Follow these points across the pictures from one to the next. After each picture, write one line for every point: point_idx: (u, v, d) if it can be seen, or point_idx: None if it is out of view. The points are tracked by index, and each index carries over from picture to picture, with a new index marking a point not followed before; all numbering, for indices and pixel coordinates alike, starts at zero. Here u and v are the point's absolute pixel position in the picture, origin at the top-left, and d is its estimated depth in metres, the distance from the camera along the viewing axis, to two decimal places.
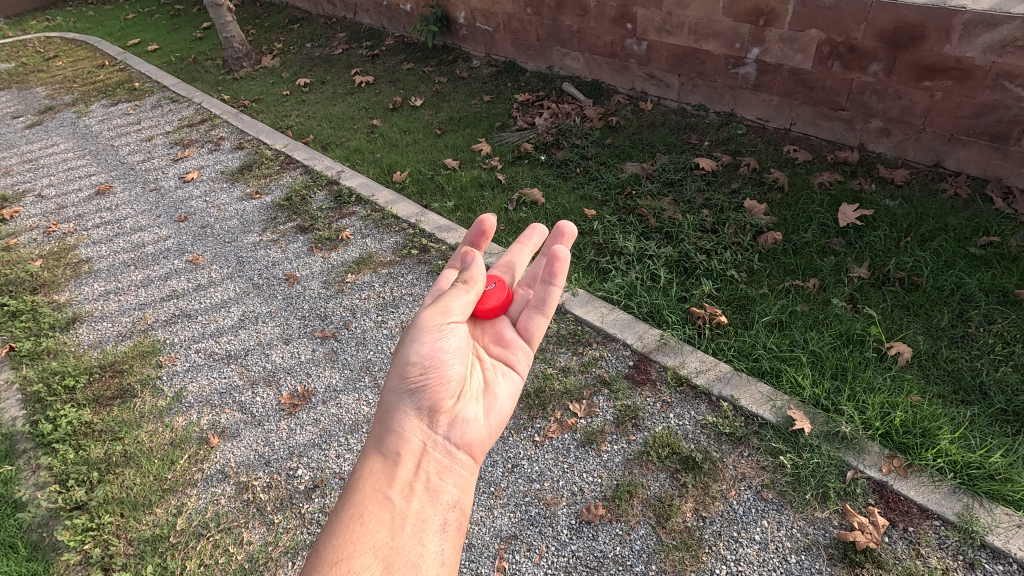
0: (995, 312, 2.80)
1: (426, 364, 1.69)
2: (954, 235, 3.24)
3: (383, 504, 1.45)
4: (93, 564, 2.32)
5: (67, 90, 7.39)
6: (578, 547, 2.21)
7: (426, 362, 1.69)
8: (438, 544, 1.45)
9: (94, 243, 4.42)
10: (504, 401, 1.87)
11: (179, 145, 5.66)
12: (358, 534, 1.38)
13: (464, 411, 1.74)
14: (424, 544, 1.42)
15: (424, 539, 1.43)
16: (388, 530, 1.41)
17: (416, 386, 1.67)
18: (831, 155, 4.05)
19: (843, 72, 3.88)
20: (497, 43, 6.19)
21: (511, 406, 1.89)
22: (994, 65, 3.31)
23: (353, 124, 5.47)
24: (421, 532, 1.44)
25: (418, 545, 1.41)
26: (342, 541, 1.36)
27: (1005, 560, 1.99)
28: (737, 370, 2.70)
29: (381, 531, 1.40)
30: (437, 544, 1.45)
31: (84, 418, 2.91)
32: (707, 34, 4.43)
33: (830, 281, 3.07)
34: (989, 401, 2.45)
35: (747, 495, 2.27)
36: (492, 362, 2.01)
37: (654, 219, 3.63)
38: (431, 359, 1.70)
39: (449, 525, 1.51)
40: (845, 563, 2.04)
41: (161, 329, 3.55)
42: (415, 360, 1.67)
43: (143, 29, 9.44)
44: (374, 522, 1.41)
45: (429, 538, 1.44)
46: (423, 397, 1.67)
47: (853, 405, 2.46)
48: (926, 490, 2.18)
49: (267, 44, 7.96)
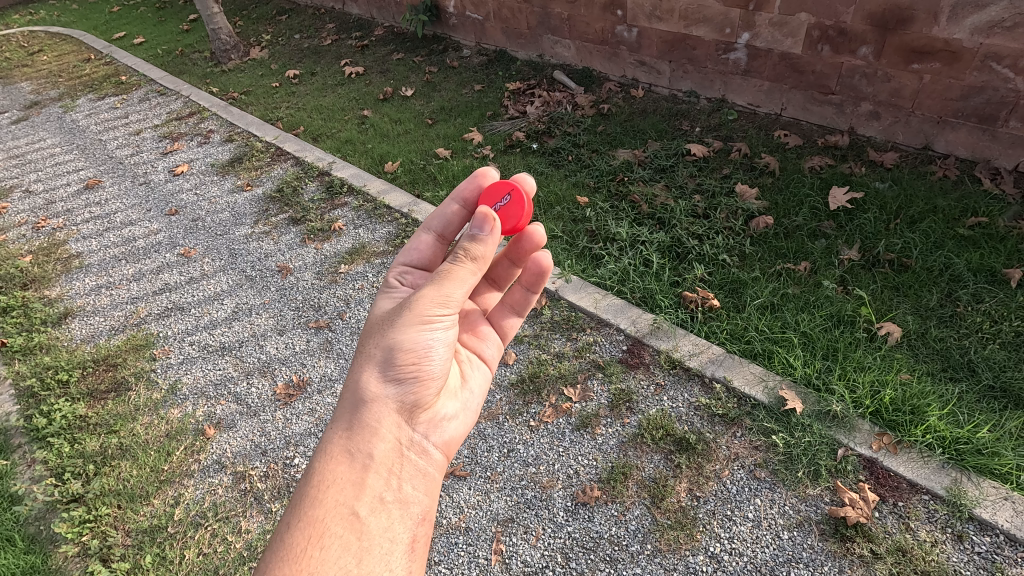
0: (983, 291, 2.84)
1: (411, 357, 1.61)
2: (942, 216, 3.27)
3: (349, 521, 1.40)
4: (91, 556, 2.34)
5: (52, 84, 7.29)
6: (574, 528, 2.24)
7: (414, 355, 1.61)
8: (406, 563, 1.42)
9: (83, 238, 4.39)
10: (474, 399, 1.90)
11: (167, 138, 5.61)
12: (315, 562, 1.31)
13: (441, 410, 1.73)
14: (390, 566, 1.39)
15: (391, 561, 1.40)
16: (353, 554, 1.35)
17: (397, 381, 1.60)
18: (821, 140, 4.06)
19: (833, 55, 3.89)
20: (487, 33, 6.17)
21: (482, 405, 1.92)
22: (981, 47, 3.33)
23: (344, 115, 5.43)
24: (387, 553, 1.40)
25: (384, 568, 1.38)
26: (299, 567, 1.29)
27: (992, 531, 2.03)
28: (730, 353, 2.73)
29: (345, 555, 1.34)
30: (404, 563, 1.41)
31: (78, 412, 2.91)
32: (697, 20, 4.43)
33: (821, 264, 3.09)
34: (977, 378, 2.49)
35: (740, 475, 2.30)
36: (466, 355, 2.00)
37: (646, 205, 3.63)
38: (418, 353, 1.61)
39: (417, 541, 1.48)
40: (836, 538, 2.08)
41: (153, 322, 3.54)
42: (399, 351, 1.59)
43: (129, 21, 9.31)
44: (337, 544, 1.35)
45: (396, 558, 1.41)
46: (404, 392, 1.62)
47: (844, 384, 2.49)
48: (915, 465, 2.22)
49: (255, 36, 7.89)
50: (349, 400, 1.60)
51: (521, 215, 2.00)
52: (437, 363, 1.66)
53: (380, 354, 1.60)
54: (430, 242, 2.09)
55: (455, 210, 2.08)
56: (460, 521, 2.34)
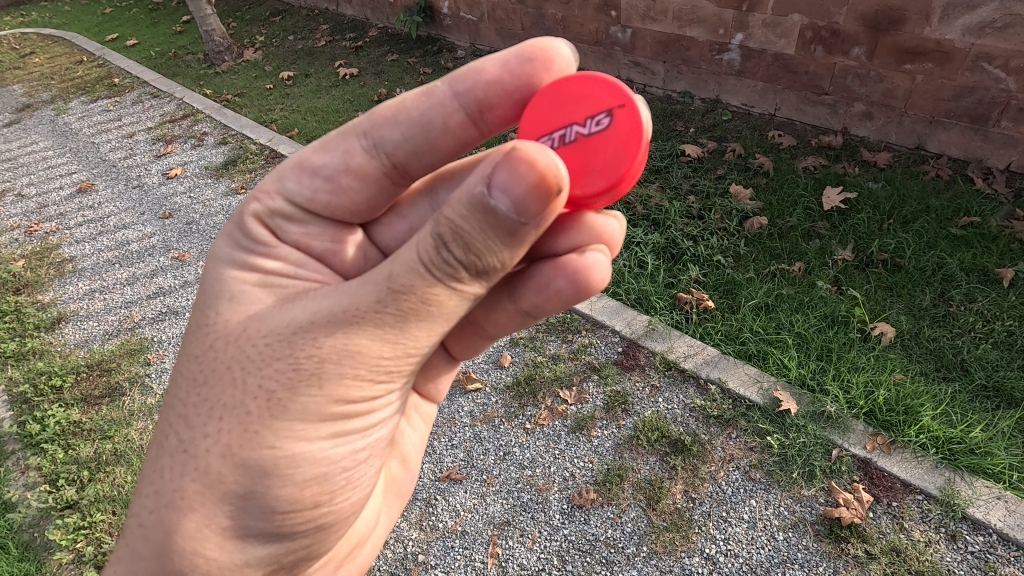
0: (975, 290, 2.85)
1: (302, 478, 1.31)
2: (935, 216, 3.29)
3: None
4: (86, 562, 2.34)
5: (44, 86, 7.25)
6: (570, 531, 2.24)
7: (306, 478, 1.31)
8: None
9: (76, 241, 4.37)
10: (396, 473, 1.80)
11: (161, 141, 5.59)
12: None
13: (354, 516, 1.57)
14: None
15: None
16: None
17: (277, 510, 1.31)
18: (815, 140, 4.08)
19: (826, 56, 3.90)
20: (482, 33, 6.16)
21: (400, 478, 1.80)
22: (973, 47, 3.35)
23: (338, 117, 5.42)
24: None
25: None
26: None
27: (985, 530, 2.05)
28: (725, 354, 2.73)
29: None
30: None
31: (72, 418, 2.89)
32: (691, 20, 4.44)
33: (815, 264, 3.10)
34: (970, 377, 2.50)
35: (735, 475, 2.30)
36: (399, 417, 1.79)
37: (641, 206, 3.63)
38: (313, 472, 1.32)
39: None
40: (831, 539, 2.09)
41: (147, 327, 3.52)
42: (289, 472, 1.28)
43: (122, 23, 9.26)
44: None
45: None
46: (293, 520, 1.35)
47: (838, 385, 2.50)
48: (909, 465, 2.23)
49: (249, 37, 7.87)
50: (165, 553, 1.28)
51: (625, 158, 1.34)
52: (340, 479, 1.40)
53: (238, 491, 1.27)
54: (376, 161, 1.49)
55: (458, 117, 1.47)
56: (457, 524, 2.34)
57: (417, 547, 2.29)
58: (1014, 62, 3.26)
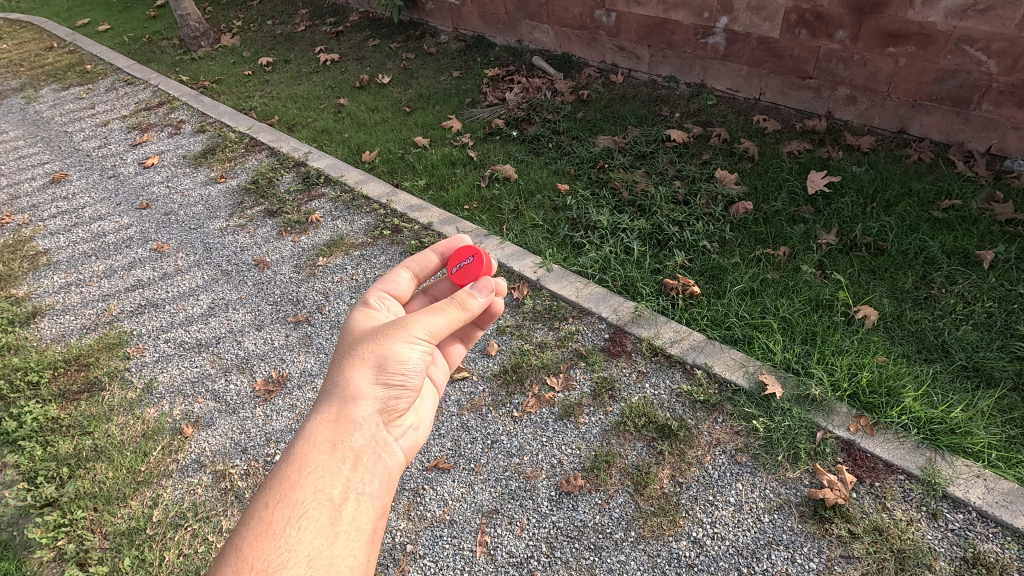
0: (956, 273, 2.88)
1: (399, 369, 1.58)
2: (917, 199, 3.31)
3: (323, 506, 1.34)
4: (68, 560, 2.29)
5: (13, 74, 7.02)
6: (558, 517, 2.25)
7: (401, 367, 1.58)
8: (367, 554, 1.37)
9: (51, 233, 4.25)
10: (428, 416, 1.86)
11: (136, 129, 5.45)
12: (291, 540, 1.27)
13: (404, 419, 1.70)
14: (355, 554, 1.34)
15: (356, 549, 1.34)
16: (324, 537, 1.30)
17: (383, 384, 1.57)
18: (799, 124, 4.08)
19: (810, 40, 3.90)
20: (465, 18, 6.06)
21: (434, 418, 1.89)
22: (955, 30, 3.35)
23: (319, 104, 5.31)
24: (354, 542, 1.35)
25: (349, 554, 1.32)
26: (267, 541, 1.25)
27: (965, 508, 2.08)
28: (711, 339, 2.74)
29: (317, 538, 1.29)
30: (365, 553, 1.36)
31: (50, 414, 2.83)
32: (675, 4, 4.39)
33: (800, 248, 3.11)
34: (950, 359, 2.53)
35: (722, 459, 2.32)
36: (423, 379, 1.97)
37: (626, 192, 3.62)
38: (404, 365, 1.58)
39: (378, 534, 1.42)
40: (815, 519, 2.11)
41: (126, 320, 3.45)
42: (393, 360, 1.57)
43: (93, 7, 8.97)
44: (312, 527, 1.30)
45: (360, 547, 1.35)
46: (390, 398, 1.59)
47: (822, 368, 2.51)
48: (891, 446, 2.25)
49: (225, 22, 7.67)
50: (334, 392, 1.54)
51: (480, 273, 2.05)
52: (415, 378, 1.62)
53: (371, 362, 1.56)
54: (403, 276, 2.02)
55: (432, 259, 2.11)
56: (445, 513, 2.33)
57: (405, 537, 2.27)
58: (995, 45, 3.27)
